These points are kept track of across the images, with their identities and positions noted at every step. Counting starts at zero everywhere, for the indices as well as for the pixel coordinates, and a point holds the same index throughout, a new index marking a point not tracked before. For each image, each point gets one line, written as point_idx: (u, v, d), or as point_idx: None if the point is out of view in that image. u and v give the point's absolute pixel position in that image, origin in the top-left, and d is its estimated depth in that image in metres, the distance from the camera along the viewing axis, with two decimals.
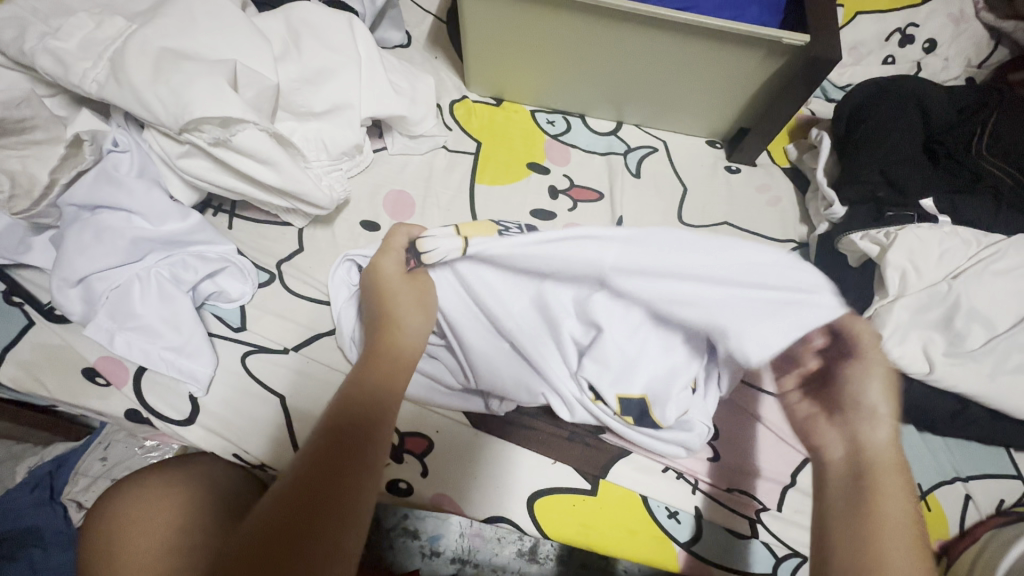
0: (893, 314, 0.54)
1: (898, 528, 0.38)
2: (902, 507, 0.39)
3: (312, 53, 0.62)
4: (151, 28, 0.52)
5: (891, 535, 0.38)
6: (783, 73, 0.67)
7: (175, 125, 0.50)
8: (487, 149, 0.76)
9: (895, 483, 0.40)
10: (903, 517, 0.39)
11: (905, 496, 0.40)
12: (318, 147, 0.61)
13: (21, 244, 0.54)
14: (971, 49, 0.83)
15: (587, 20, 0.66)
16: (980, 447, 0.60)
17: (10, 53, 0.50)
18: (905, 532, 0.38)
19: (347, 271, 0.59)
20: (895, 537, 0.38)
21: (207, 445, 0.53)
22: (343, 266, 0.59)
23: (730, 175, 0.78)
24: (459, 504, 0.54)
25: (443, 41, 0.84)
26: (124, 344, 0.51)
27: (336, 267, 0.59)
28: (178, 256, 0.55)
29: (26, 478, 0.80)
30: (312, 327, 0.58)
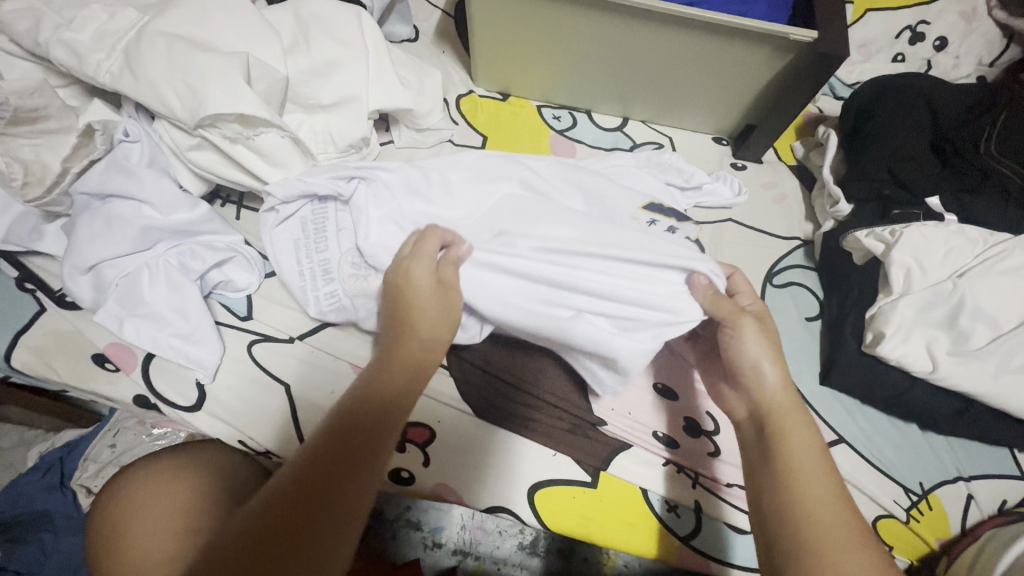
0: (896, 313, 0.56)
1: (810, 470, 0.41)
2: (809, 455, 0.42)
3: (322, 46, 0.63)
4: (165, 20, 0.53)
5: (809, 480, 0.40)
6: (792, 70, 0.67)
7: (191, 119, 0.51)
8: (493, 144, 0.77)
9: (808, 445, 0.43)
10: (829, 493, 0.40)
11: (814, 454, 0.42)
12: (325, 139, 0.63)
13: (34, 231, 0.55)
14: (983, 47, 0.82)
15: (593, 15, 0.66)
16: (983, 447, 0.59)
17: (25, 44, 0.51)
18: (814, 466, 0.41)
19: (346, 251, 0.57)
20: (812, 496, 0.39)
21: (214, 431, 0.54)
22: (342, 245, 0.57)
23: (736, 171, 0.78)
24: (460, 495, 0.54)
25: (451, 35, 0.85)
26: (132, 330, 0.52)
27: (332, 248, 0.57)
28: (186, 245, 0.55)
29: (38, 463, 0.82)
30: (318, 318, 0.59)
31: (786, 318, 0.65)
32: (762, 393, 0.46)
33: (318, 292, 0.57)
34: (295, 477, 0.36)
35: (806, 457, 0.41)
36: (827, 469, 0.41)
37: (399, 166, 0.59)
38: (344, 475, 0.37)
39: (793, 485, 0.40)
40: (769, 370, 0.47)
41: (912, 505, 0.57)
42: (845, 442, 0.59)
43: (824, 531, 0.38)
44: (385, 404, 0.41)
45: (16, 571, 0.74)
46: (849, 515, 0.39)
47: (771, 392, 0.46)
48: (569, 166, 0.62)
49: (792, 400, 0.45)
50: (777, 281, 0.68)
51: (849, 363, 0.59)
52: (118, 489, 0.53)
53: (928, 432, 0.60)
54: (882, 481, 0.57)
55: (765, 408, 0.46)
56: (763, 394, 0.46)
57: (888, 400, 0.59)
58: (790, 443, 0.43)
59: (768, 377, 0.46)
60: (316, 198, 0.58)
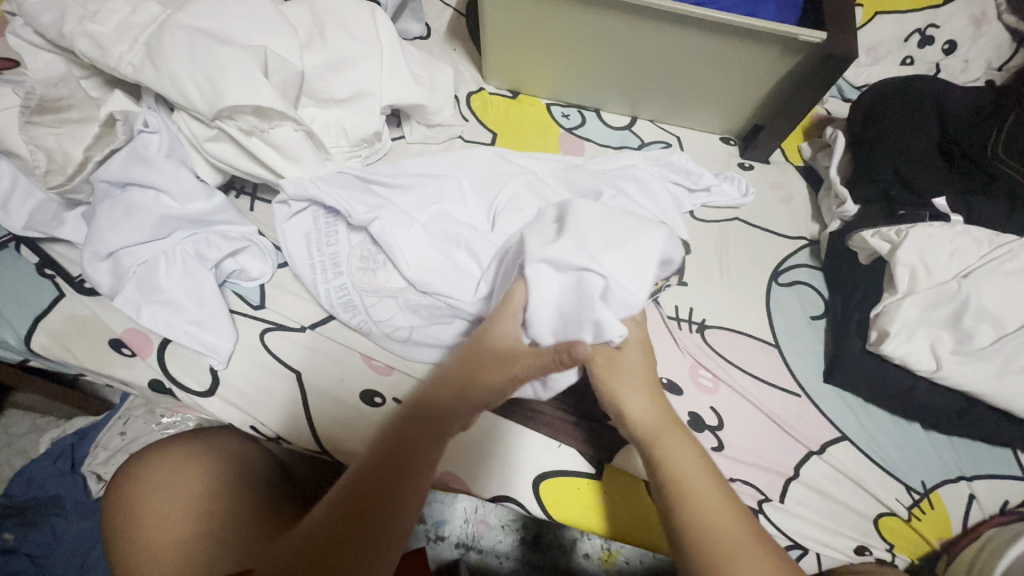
0: (900, 312, 0.56)
1: (695, 479, 0.44)
2: (696, 465, 0.45)
3: (337, 41, 0.64)
4: (186, 13, 0.54)
5: (695, 490, 0.44)
6: (799, 71, 0.68)
7: (210, 111, 0.52)
8: (502, 140, 0.78)
9: (693, 457, 0.46)
10: (715, 500, 0.44)
11: (702, 466, 0.45)
12: (339, 134, 0.64)
13: (55, 218, 0.56)
14: (991, 51, 0.82)
15: (604, 14, 0.67)
16: (986, 447, 0.60)
17: (50, 36, 0.53)
18: (699, 474, 0.45)
19: (361, 245, 0.58)
20: (700, 506, 0.43)
21: (226, 417, 0.55)
22: (358, 239, 0.59)
23: (743, 171, 0.78)
24: (467, 483, 0.56)
25: (462, 33, 0.86)
26: (149, 316, 0.54)
27: (348, 242, 0.58)
28: (202, 234, 0.56)
29: (51, 449, 0.84)
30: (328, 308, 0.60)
31: (791, 316, 0.66)
32: (629, 411, 0.48)
33: (326, 287, 0.58)
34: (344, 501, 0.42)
35: (688, 463, 0.45)
36: (706, 468, 0.46)
37: (416, 180, 0.61)
38: (390, 507, 0.42)
39: (688, 497, 0.44)
40: (634, 404, 0.48)
41: (913, 504, 0.57)
42: (848, 440, 0.59)
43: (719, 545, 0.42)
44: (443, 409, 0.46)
45: (28, 554, 0.76)
46: (736, 520, 0.43)
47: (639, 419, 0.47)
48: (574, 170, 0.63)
49: (666, 419, 0.48)
50: (782, 280, 0.69)
51: (852, 361, 0.60)
52: (134, 469, 0.54)
53: (931, 431, 0.60)
54: (884, 479, 0.58)
55: (641, 429, 0.47)
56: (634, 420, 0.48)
57: (891, 399, 0.59)
58: (673, 461, 0.45)
59: (641, 403, 0.48)
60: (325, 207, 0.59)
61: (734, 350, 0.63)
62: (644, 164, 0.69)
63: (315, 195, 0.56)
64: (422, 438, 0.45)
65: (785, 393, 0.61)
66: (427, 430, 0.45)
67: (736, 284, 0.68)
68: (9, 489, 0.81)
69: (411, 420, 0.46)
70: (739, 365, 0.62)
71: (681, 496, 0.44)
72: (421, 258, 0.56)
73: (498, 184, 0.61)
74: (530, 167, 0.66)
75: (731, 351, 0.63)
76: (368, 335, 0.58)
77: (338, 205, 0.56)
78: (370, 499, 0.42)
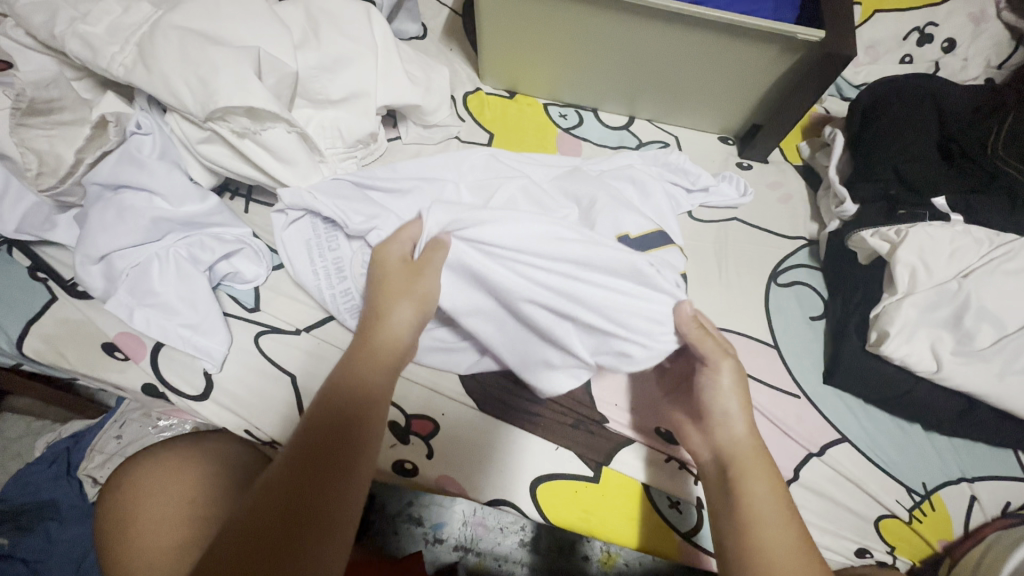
0: (900, 312, 0.56)
1: (765, 504, 0.44)
2: (772, 505, 0.44)
3: (331, 41, 0.63)
4: (178, 14, 0.54)
5: (764, 515, 0.43)
6: (798, 69, 0.67)
7: (202, 113, 0.52)
8: (499, 140, 0.77)
9: (768, 484, 0.45)
10: (781, 532, 0.43)
11: (777, 496, 0.45)
12: (334, 135, 0.63)
13: (47, 221, 0.56)
14: (991, 49, 0.81)
15: (600, 14, 0.66)
16: (987, 448, 0.59)
17: (41, 37, 0.52)
18: (774, 510, 0.44)
19: (361, 252, 0.57)
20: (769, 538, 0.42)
21: (221, 421, 0.55)
22: (357, 247, 0.57)
23: (742, 171, 0.78)
24: (462, 486, 0.55)
25: (458, 33, 0.85)
26: (142, 319, 0.53)
27: (350, 248, 0.58)
28: (195, 237, 0.56)
29: (46, 452, 0.84)
30: (323, 310, 0.60)
31: (790, 317, 0.65)
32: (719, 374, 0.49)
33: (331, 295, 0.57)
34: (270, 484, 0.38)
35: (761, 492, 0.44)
36: (781, 503, 0.44)
37: (413, 186, 0.60)
38: (338, 469, 0.40)
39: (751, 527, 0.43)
40: (737, 420, 0.48)
41: (914, 506, 0.57)
42: (848, 441, 0.59)
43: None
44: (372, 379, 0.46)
45: (23, 559, 0.75)
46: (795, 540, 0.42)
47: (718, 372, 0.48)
48: (572, 179, 0.63)
49: (757, 450, 0.47)
50: (781, 280, 0.68)
51: (851, 362, 0.59)
52: (126, 478, 0.54)
53: (931, 432, 0.60)
54: (885, 481, 0.58)
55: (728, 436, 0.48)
56: (730, 437, 0.48)
57: (891, 400, 0.59)
58: (750, 484, 0.45)
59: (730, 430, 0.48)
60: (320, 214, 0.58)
61: (733, 352, 0.63)
62: (643, 164, 0.69)
63: (311, 205, 0.56)
64: (343, 411, 0.43)
65: (784, 394, 0.61)
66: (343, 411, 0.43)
67: (735, 284, 0.67)
68: (4, 493, 0.80)
69: (340, 395, 0.44)
70: None
71: (743, 511, 0.44)
72: None
73: (492, 185, 0.60)
74: (526, 168, 0.65)
75: None
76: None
77: (333, 215, 0.56)
78: (312, 468, 0.39)
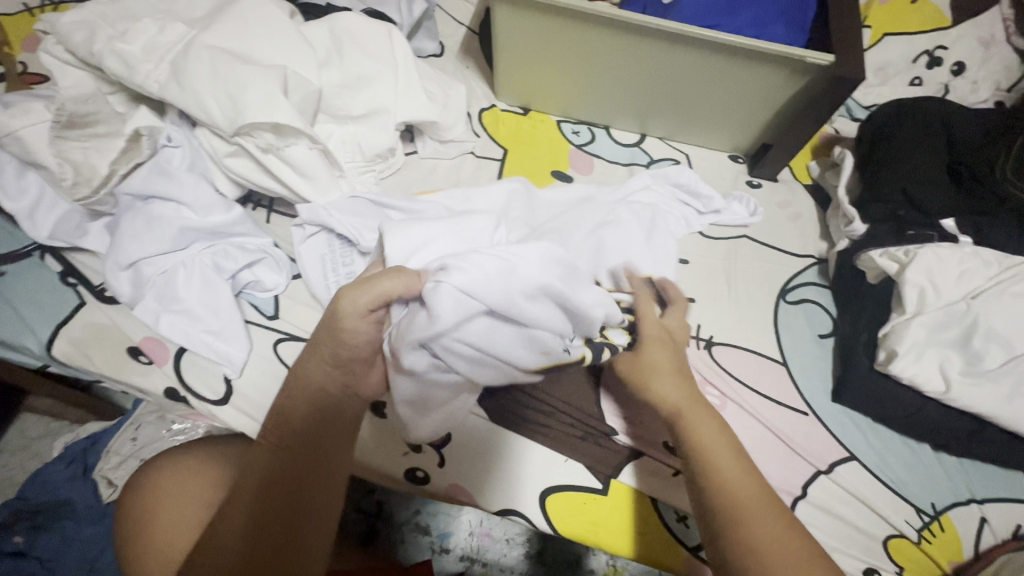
0: (908, 332, 0.57)
1: (719, 451, 0.47)
2: (738, 460, 0.46)
3: (354, 60, 0.66)
4: (210, 34, 0.56)
5: (719, 461, 0.46)
6: (808, 91, 0.68)
7: (230, 128, 0.54)
8: (513, 156, 0.79)
9: (715, 430, 0.48)
10: (732, 471, 0.45)
11: (722, 437, 0.48)
12: (354, 150, 0.65)
13: (79, 229, 0.58)
14: (1001, 72, 0.81)
15: (615, 35, 0.68)
16: (997, 470, 0.59)
17: (80, 54, 0.55)
18: (721, 447, 0.47)
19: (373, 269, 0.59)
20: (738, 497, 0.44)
21: (238, 426, 0.56)
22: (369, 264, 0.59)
23: (752, 190, 0.79)
24: (473, 496, 0.56)
25: (475, 51, 0.88)
26: (166, 325, 0.55)
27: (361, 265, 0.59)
28: (220, 246, 0.58)
29: (63, 453, 0.85)
30: None
31: (799, 334, 0.66)
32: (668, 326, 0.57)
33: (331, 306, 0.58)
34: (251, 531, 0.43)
35: (712, 438, 0.47)
36: (727, 442, 0.48)
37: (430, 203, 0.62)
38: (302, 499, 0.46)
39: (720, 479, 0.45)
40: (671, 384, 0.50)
41: (923, 526, 0.57)
42: (856, 459, 0.59)
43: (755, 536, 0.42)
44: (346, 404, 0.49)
45: (38, 558, 0.77)
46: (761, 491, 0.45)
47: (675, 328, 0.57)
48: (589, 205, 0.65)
49: (694, 399, 0.50)
50: (790, 298, 0.69)
51: (860, 380, 0.60)
52: (145, 477, 0.55)
53: (940, 452, 0.60)
54: (893, 500, 0.58)
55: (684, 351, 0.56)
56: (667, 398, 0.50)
57: (900, 419, 0.59)
58: (700, 432, 0.48)
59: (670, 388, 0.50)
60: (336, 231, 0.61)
61: (742, 367, 0.63)
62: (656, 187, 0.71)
63: (326, 221, 0.58)
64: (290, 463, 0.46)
65: (793, 412, 0.61)
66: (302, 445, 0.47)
67: (744, 300, 0.68)
68: (22, 492, 0.82)
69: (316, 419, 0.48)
70: (746, 382, 0.62)
71: (703, 462, 0.46)
72: None
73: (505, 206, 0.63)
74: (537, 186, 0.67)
75: (739, 369, 0.63)
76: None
77: (348, 231, 0.58)
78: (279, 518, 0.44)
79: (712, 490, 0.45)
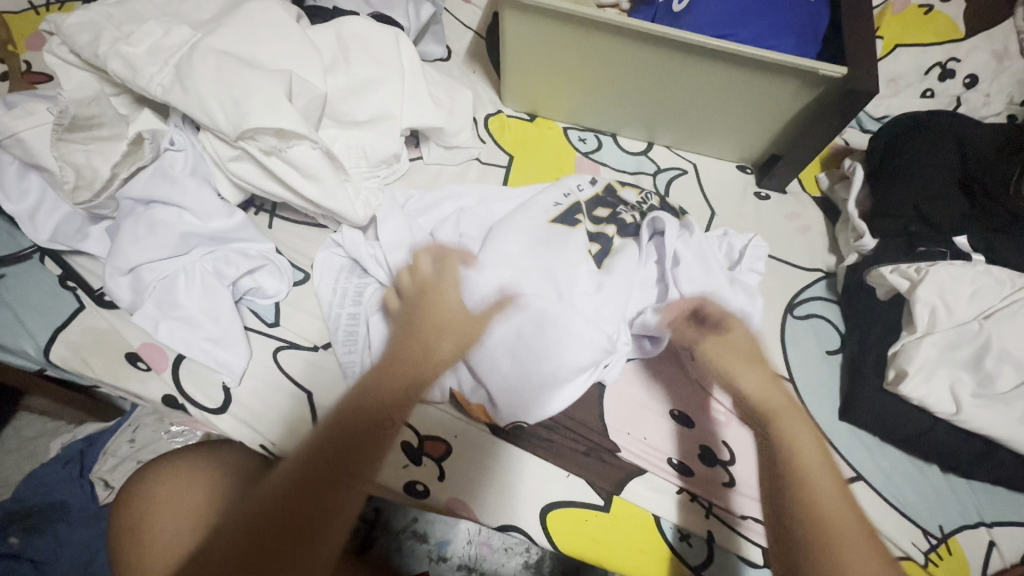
0: (919, 352, 0.56)
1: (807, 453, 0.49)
2: (826, 485, 0.47)
3: (360, 65, 0.65)
4: (216, 37, 0.56)
5: (817, 477, 0.47)
6: (819, 103, 0.67)
7: (233, 132, 0.53)
8: (518, 163, 0.78)
9: (814, 448, 0.50)
10: (830, 493, 0.47)
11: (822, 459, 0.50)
12: (358, 155, 0.65)
13: (80, 231, 0.58)
14: (1014, 86, 0.79)
15: (625, 42, 0.67)
16: (1006, 492, 0.58)
17: (85, 56, 0.54)
18: (816, 456, 0.49)
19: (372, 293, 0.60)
20: (823, 493, 0.46)
21: (236, 435, 0.55)
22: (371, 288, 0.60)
23: (760, 201, 0.78)
24: (472, 510, 0.55)
25: (482, 56, 0.87)
26: (166, 331, 0.54)
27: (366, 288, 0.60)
28: (222, 252, 0.57)
29: (59, 454, 0.85)
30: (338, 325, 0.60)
31: (806, 350, 0.65)
32: (748, 392, 0.55)
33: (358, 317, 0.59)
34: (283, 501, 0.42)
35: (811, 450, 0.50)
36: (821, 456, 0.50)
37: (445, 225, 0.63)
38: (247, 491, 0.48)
39: (805, 488, 0.46)
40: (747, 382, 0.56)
41: (930, 549, 0.55)
42: (863, 479, 0.58)
43: (824, 525, 0.44)
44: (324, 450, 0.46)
45: (31, 560, 0.76)
46: (851, 517, 0.45)
47: (764, 396, 0.54)
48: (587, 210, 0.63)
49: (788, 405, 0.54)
50: (797, 312, 0.68)
51: (868, 399, 0.59)
52: (145, 482, 0.54)
53: (949, 474, 0.59)
54: (900, 522, 0.56)
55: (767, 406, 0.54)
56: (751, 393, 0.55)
57: (907, 439, 0.58)
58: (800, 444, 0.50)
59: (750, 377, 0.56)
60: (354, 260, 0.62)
61: None
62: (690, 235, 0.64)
63: (345, 244, 0.61)
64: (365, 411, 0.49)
65: None
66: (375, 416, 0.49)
67: None
68: (17, 492, 0.81)
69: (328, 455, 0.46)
70: None
71: (803, 491, 0.46)
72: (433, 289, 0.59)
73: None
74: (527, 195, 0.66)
75: None
76: (346, 380, 0.57)
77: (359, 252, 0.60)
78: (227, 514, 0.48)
79: (804, 505, 0.46)
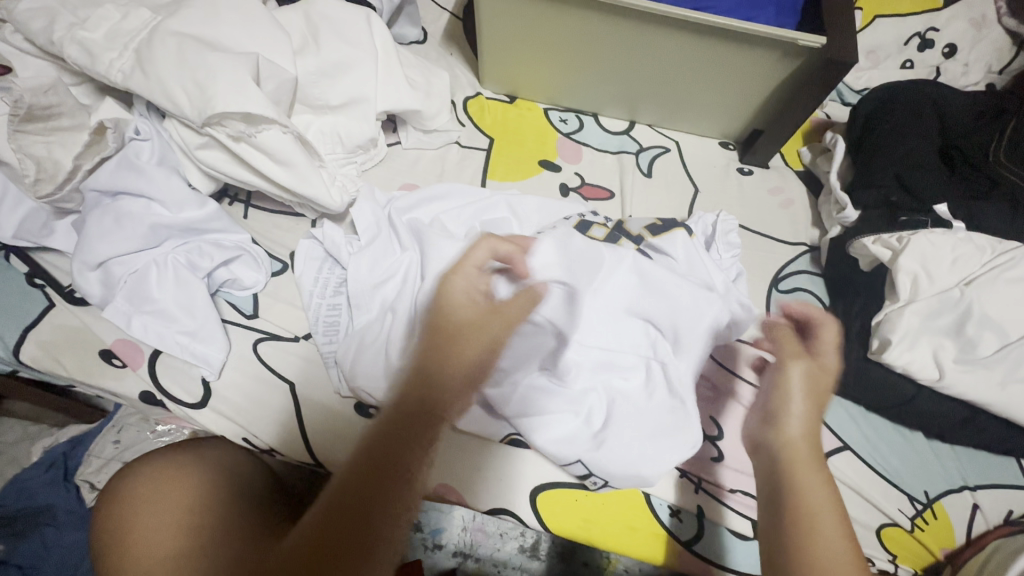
0: (902, 320, 0.56)
1: (823, 509, 0.46)
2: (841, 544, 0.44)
3: (331, 47, 0.64)
4: (177, 20, 0.53)
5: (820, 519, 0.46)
6: (799, 73, 0.67)
7: (199, 118, 0.51)
8: (499, 145, 0.77)
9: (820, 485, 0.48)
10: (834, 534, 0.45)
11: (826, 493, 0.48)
12: (334, 141, 0.63)
13: (45, 227, 0.56)
14: (992, 54, 0.81)
15: (601, 19, 0.66)
16: (988, 456, 0.59)
17: (39, 43, 0.52)
18: (824, 502, 0.47)
19: (333, 274, 0.60)
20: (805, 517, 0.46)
21: (218, 429, 0.54)
22: (335, 271, 0.60)
23: (742, 176, 0.78)
24: (462, 495, 0.55)
25: (459, 38, 0.85)
26: (140, 327, 0.53)
27: (328, 272, 0.60)
28: (195, 243, 0.56)
29: (42, 458, 0.83)
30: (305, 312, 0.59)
31: None
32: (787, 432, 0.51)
33: (334, 321, 0.57)
34: (339, 502, 0.38)
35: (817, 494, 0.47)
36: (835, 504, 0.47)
37: (422, 206, 0.63)
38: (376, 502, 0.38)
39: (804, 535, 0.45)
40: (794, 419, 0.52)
41: (916, 514, 0.56)
42: (850, 449, 0.59)
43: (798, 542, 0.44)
44: (417, 419, 0.42)
45: (18, 565, 0.75)
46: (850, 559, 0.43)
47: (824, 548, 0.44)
48: (550, 202, 0.63)
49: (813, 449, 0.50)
50: (782, 286, 0.68)
51: (854, 369, 0.59)
52: (127, 480, 0.53)
53: (933, 440, 0.60)
54: (887, 489, 0.57)
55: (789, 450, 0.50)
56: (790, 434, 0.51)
57: (893, 408, 0.59)
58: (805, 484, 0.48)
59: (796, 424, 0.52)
60: (330, 257, 0.60)
61: (734, 358, 0.62)
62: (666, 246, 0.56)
63: (321, 235, 0.60)
64: (401, 443, 0.41)
65: None
66: (406, 415, 0.42)
67: None
68: None
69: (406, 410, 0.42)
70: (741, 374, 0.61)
71: (802, 521, 0.46)
72: (385, 285, 0.56)
73: (488, 209, 0.62)
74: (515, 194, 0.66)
75: (733, 360, 0.62)
76: (327, 369, 0.56)
77: (333, 241, 0.59)
78: (342, 524, 0.37)
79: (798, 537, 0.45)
